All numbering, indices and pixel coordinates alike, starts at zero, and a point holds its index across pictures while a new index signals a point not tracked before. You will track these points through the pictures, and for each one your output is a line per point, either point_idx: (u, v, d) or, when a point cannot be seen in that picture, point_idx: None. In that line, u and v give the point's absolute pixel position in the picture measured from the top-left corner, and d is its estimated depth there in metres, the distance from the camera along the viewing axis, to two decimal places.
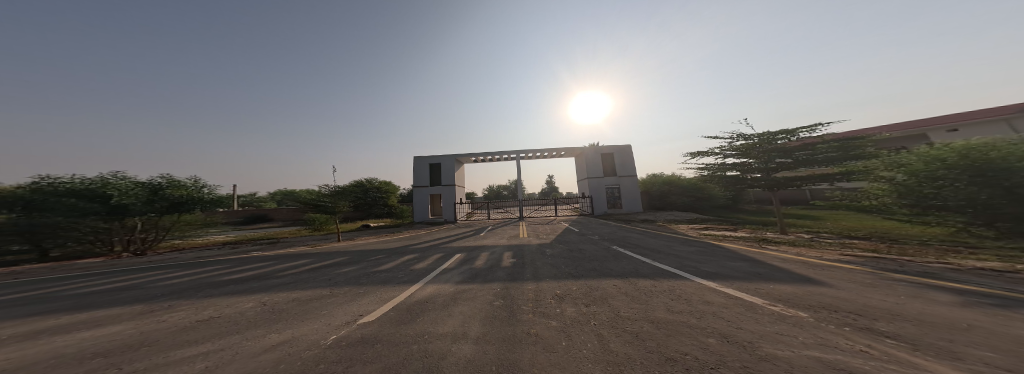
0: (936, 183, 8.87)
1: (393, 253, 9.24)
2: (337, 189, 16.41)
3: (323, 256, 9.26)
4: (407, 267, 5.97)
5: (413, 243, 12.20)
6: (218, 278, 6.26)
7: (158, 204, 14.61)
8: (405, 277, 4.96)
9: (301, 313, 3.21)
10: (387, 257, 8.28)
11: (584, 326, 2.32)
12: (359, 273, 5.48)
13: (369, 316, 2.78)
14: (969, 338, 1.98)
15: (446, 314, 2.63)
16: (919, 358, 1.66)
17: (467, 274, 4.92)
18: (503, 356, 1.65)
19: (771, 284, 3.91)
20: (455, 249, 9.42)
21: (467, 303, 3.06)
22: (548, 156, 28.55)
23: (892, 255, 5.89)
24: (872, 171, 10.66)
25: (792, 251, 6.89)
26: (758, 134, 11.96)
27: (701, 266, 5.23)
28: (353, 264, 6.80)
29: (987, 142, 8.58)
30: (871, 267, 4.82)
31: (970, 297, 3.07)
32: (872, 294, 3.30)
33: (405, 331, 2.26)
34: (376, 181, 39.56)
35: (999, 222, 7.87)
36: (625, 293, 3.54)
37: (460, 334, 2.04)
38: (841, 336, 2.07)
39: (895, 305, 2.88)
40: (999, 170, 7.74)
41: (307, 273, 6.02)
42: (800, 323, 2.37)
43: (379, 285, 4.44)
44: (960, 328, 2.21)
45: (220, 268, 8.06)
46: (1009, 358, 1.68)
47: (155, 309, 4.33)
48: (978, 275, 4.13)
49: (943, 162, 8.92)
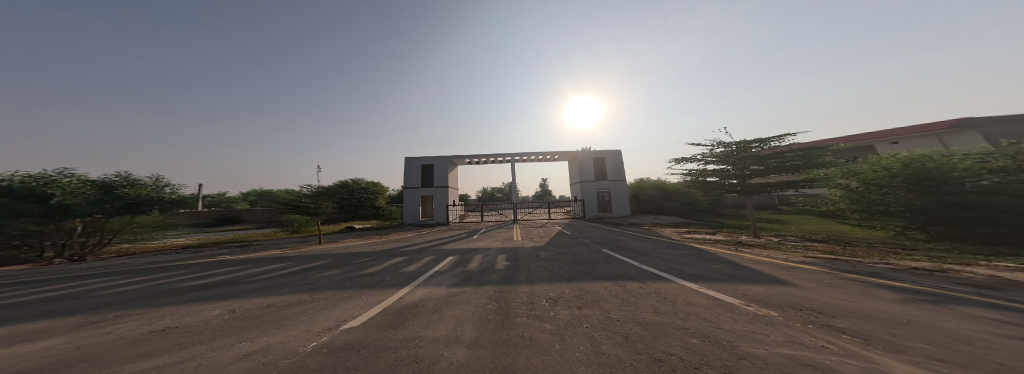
0: (881, 191, 9.99)
1: (381, 255, 8.99)
2: (321, 189, 15.64)
3: (302, 259, 8.79)
4: (395, 270, 5.80)
5: (402, 245, 11.86)
6: (178, 285, 5.75)
7: (108, 205, 12.97)
8: (393, 280, 4.83)
9: (277, 319, 3.04)
10: (374, 260, 8.01)
11: (577, 329, 2.39)
12: (343, 277, 5.27)
13: (354, 320, 2.69)
14: (906, 332, 2.28)
15: (438, 317, 2.59)
16: (868, 351, 1.90)
17: (460, 277, 4.89)
18: (497, 358, 1.63)
19: (744, 285, 4.27)
20: (445, 252, 9.28)
21: (460, 307, 3.03)
22: (539, 159, 28.87)
23: (846, 257, 6.62)
24: (830, 178, 11.83)
25: (763, 253, 7.55)
26: (736, 142, 12.76)
27: (684, 268, 5.56)
28: (337, 267, 6.52)
29: (925, 154, 9.75)
30: (829, 268, 5.39)
31: (908, 294, 3.53)
32: (830, 293, 3.68)
33: (393, 336, 2.21)
34: (363, 181, 38.06)
35: (931, 226, 8.99)
36: (616, 295, 3.69)
37: (454, 338, 2.02)
38: (805, 333, 2.30)
39: (848, 302, 3.24)
40: (936, 179, 8.75)
41: (284, 277, 5.69)
42: (773, 321, 2.60)
43: (366, 288, 4.31)
44: (901, 322, 2.53)
45: (179, 273, 7.41)
46: (935, 347, 1.96)
47: (100, 320, 3.92)
48: (914, 274, 4.75)
49: (889, 170, 10.04)
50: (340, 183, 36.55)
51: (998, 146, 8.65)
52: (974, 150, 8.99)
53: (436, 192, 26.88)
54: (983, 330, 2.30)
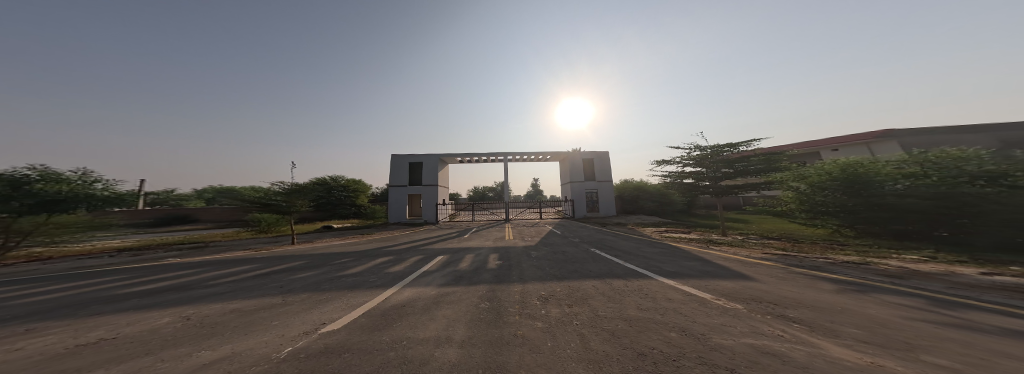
0: (823, 192, 11.77)
1: (362, 255, 8.57)
2: (295, 186, 14.39)
3: (269, 260, 8.09)
4: (379, 271, 5.57)
5: (385, 245, 11.38)
6: (118, 291, 5.06)
7: (16, 203, 11.06)
8: (378, 281, 4.66)
9: (245, 325, 2.81)
10: (354, 260, 7.62)
11: (568, 326, 2.16)
12: (321, 279, 4.97)
13: (334, 324, 2.57)
14: (841, 319, 2.70)
15: (428, 317, 2.55)
16: (814, 337, 2.12)
17: (450, 277, 4.84)
18: (490, 358, 1.63)
19: (714, 279, 4.72)
20: (432, 252, 9.08)
21: (451, 307, 3.00)
22: (529, 159, 28.67)
23: (795, 253, 7.58)
24: (784, 181, 13.59)
25: (730, 250, 8.39)
26: (710, 147, 13.83)
27: (663, 265, 5.99)
28: (314, 268, 6.12)
29: (858, 160, 11.41)
30: (783, 263, 6.14)
31: (842, 285, 4.17)
32: (783, 286, 4.21)
33: (380, 337, 2.17)
34: (343, 178, 35.41)
35: (858, 224, 10.62)
36: (603, 293, 3.75)
37: (445, 339, 2.00)
38: (766, 323, 2.53)
39: (797, 294, 3.74)
40: (865, 183, 10.46)
41: (252, 280, 5.25)
42: (739, 314, 2.81)
43: (347, 290, 4.11)
44: (837, 311, 2.98)
45: (116, 278, 6.50)
46: (862, 330, 2.34)
47: (9, 333, 3.35)
48: (847, 267, 5.58)
49: (830, 174, 11.74)
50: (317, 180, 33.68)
51: (912, 155, 10.38)
52: (894, 158, 10.77)
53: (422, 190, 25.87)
54: (896, 314, 2.78)
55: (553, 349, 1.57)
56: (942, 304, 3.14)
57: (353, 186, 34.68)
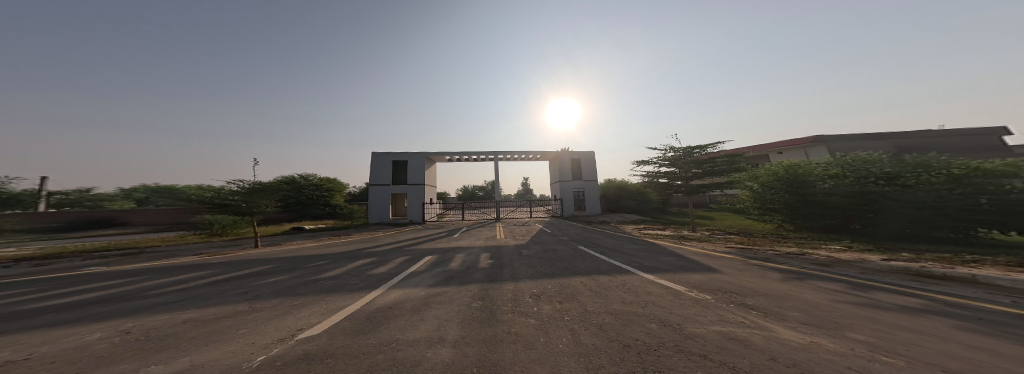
0: (769, 191, 13.38)
1: (340, 257, 8.09)
2: (258, 185, 13.46)
3: (228, 265, 7.28)
4: (360, 273, 5.29)
5: (365, 247, 10.82)
6: (33, 305, 4.27)
7: None
8: (361, 283, 4.46)
9: (204, 335, 2.54)
10: (331, 263, 7.15)
11: (560, 323, 2.26)
12: (294, 283, 4.65)
13: (314, 328, 2.44)
14: (787, 302, 3.14)
15: (418, 318, 2.50)
16: (764, 321, 2.37)
17: (440, 277, 4.76)
18: (485, 356, 1.68)
19: (685, 272, 5.14)
20: (418, 252, 8.80)
21: (443, 307, 2.97)
22: (518, 159, 28.57)
23: (752, 246, 8.64)
24: (740, 181, 14.82)
25: (699, 245, 9.32)
26: (682, 149, 14.97)
27: (644, 261, 6.46)
28: (286, 273, 5.68)
29: (796, 162, 13.19)
30: (743, 256, 6.95)
31: (786, 274, 4.85)
32: (743, 276, 4.78)
33: (367, 341, 2.11)
34: (315, 177, 32.49)
35: (796, 220, 12.40)
36: (590, 288, 3.92)
37: (437, 338, 2.02)
38: (728, 311, 2.73)
39: (752, 283, 4.28)
40: (801, 183, 12.27)
41: (210, 287, 4.74)
42: (706, 303, 3.06)
43: (326, 293, 3.90)
44: (783, 295, 3.47)
45: (23, 291, 5.46)
46: (801, 311, 2.75)
47: None
48: (793, 258, 6.46)
49: (774, 175, 13.39)
50: (283, 178, 30.65)
51: (835, 158, 12.46)
52: (822, 160, 12.75)
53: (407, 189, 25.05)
54: (826, 298, 3.32)
55: (546, 344, 1.66)
56: (856, 288, 3.86)
57: (327, 185, 31.94)
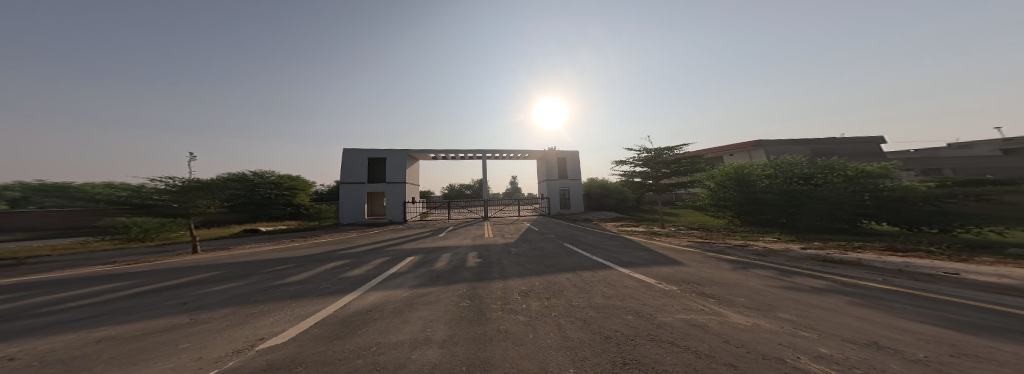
0: (722, 189, 15.31)
1: (307, 260, 7.42)
2: (196, 184, 11.86)
3: (162, 274, 6.26)
4: (330, 277, 4.89)
5: (337, 249, 9.99)
6: None
7: None
8: (333, 287, 4.18)
9: (136, 351, 2.19)
10: (294, 266, 6.51)
11: (548, 318, 2.38)
12: (249, 291, 4.19)
13: (278, 336, 2.23)
14: (735, 289, 3.66)
15: (402, 320, 2.43)
16: (719, 307, 2.74)
17: (424, 277, 4.64)
18: (474, 355, 1.73)
19: (657, 265, 5.66)
20: (398, 253, 8.40)
21: (428, 308, 2.90)
22: (506, 156, 28.60)
23: (710, 240, 9.81)
24: (701, 180, 16.57)
25: (667, 240, 10.33)
26: (654, 150, 16.32)
27: (622, 256, 6.96)
28: (239, 281, 5.07)
29: (741, 164, 15.14)
30: (704, 249, 7.85)
31: (736, 264, 5.62)
32: (703, 267, 5.43)
33: (344, 346, 2.01)
34: (271, 174, 29.78)
35: (743, 215, 14.32)
36: (575, 284, 4.11)
37: (424, 339, 2.02)
38: (690, 299, 3.10)
39: (709, 272, 4.89)
40: (745, 182, 14.31)
41: (137, 299, 4.05)
42: (673, 293, 3.43)
43: (290, 299, 3.59)
44: (731, 283, 4.05)
45: None
46: (746, 296, 3.24)
47: None
48: (742, 249, 7.46)
49: (725, 175, 15.29)
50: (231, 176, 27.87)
51: (771, 160, 14.73)
52: (761, 162, 14.96)
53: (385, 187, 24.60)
54: (764, 284, 3.94)
55: (534, 340, 1.78)
56: (784, 274, 4.66)
57: (287, 182, 29.05)
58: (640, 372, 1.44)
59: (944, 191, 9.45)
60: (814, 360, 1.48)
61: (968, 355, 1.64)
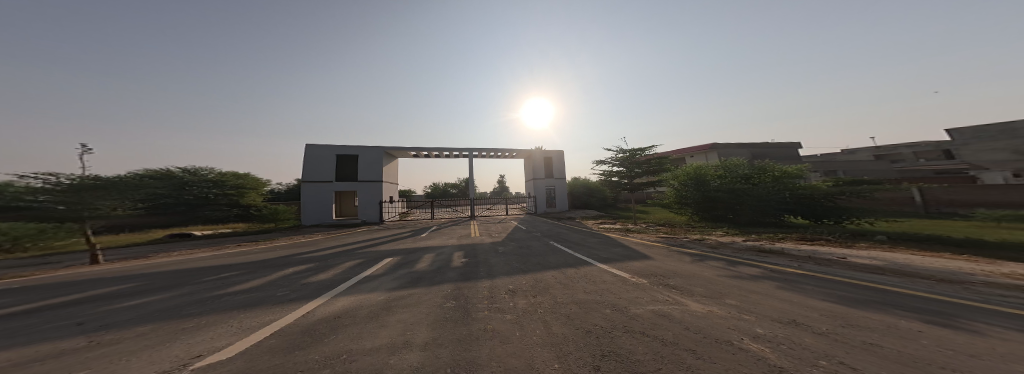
0: (683, 187, 16.16)
1: (258, 266, 6.64)
2: (94, 182, 10.36)
3: (63, 289, 5.13)
4: (289, 285, 4.42)
5: (299, 253, 9.04)
6: None
7: None
8: (293, 294, 3.87)
9: None
10: (246, 273, 5.77)
11: (533, 316, 2.45)
12: (180, 303, 3.66)
13: (225, 350, 1.97)
14: (695, 279, 4.13)
15: (378, 324, 2.31)
16: (682, 297, 3.07)
17: (402, 280, 4.45)
18: (459, 356, 1.73)
19: (632, 260, 6.11)
20: (372, 255, 7.89)
21: (408, 310, 2.78)
22: (491, 156, 28.27)
23: (676, 235, 10.85)
24: (666, 179, 17.36)
25: (640, 236, 11.19)
26: (629, 150, 17.83)
27: (601, 253, 7.38)
28: (166, 294, 4.37)
29: (698, 165, 16.16)
30: (673, 244, 8.65)
31: (696, 257, 6.34)
32: (670, 260, 6.02)
33: (312, 354, 1.86)
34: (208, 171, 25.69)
35: (699, 212, 15.65)
36: (560, 281, 4.24)
37: (405, 342, 1.96)
38: (659, 291, 3.43)
39: (675, 265, 5.42)
40: (701, 181, 15.38)
41: (22, 321, 3.27)
42: (644, 286, 3.74)
43: (236, 310, 3.23)
44: (691, 274, 4.56)
45: None
46: (702, 286, 3.67)
47: None
48: (703, 243, 8.39)
49: (685, 174, 16.20)
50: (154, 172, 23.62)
51: (724, 161, 16.24)
52: (716, 163, 16.45)
53: (359, 187, 23.98)
54: (716, 273, 4.50)
55: (520, 338, 1.86)
56: (731, 264, 5.39)
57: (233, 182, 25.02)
58: (619, 362, 1.61)
59: (838, 189, 11.82)
60: (752, 340, 1.93)
61: (848, 331, 2.22)
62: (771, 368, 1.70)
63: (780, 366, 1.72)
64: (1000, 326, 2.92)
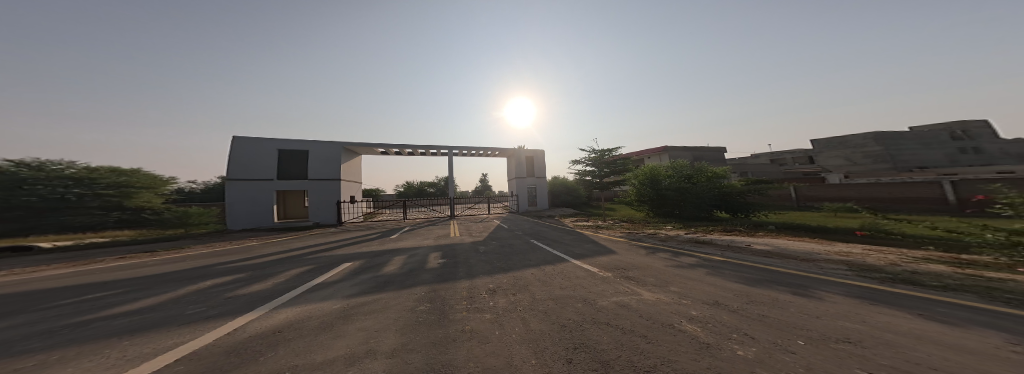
0: (642, 187, 17.76)
1: (155, 281, 5.35)
2: None
3: None
4: (206, 302, 3.69)
5: (225, 262, 7.55)
6: None
7: None
8: (212, 311, 3.27)
9: None
10: (149, 290, 4.67)
11: (512, 313, 2.51)
12: (20, 336, 2.76)
13: None
14: (651, 270, 4.65)
15: (339, 334, 2.11)
16: (640, 288, 3.46)
17: (363, 287, 4.08)
18: (434, 358, 1.68)
19: (601, 256, 6.59)
20: (328, 260, 7.04)
21: (375, 317, 2.59)
22: (473, 154, 26.95)
23: (637, 230, 12.03)
24: (629, 179, 18.86)
25: (608, 232, 12.12)
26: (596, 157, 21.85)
27: (577, 249, 7.80)
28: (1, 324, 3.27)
29: (655, 166, 17.76)
30: (637, 239, 9.55)
31: (653, 250, 7.16)
32: (631, 254, 6.66)
33: (253, 371, 1.63)
34: None
35: (655, 209, 17.45)
36: (539, 278, 4.35)
37: (369, 351, 1.82)
38: (622, 283, 3.79)
39: (635, 258, 6.04)
40: (655, 182, 17.09)
41: None
42: (610, 279, 4.09)
43: (117, 335, 2.58)
44: (647, 265, 5.14)
45: None
46: (655, 276, 4.17)
47: None
48: (660, 237, 9.45)
49: (643, 174, 17.78)
50: None
51: (677, 162, 17.49)
52: (669, 163, 17.89)
53: (307, 185, 21.22)
54: (665, 264, 5.16)
55: (498, 337, 1.91)
56: (676, 255, 6.25)
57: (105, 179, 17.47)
58: (589, 352, 1.74)
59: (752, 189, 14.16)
60: (689, 322, 2.36)
61: (750, 307, 2.88)
62: (701, 344, 2.12)
63: (706, 342, 2.15)
64: (834, 293, 4.05)
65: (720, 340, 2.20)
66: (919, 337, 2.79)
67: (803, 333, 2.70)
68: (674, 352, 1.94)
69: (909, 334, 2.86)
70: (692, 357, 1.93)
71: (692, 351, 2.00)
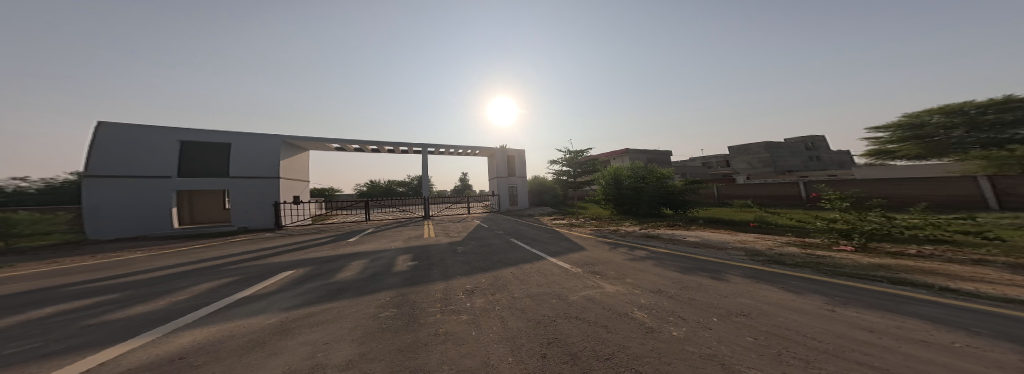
0: (607, 186, 19.38)
1: None
2: None
3: None
4: (46, 336, 2.81)
5: (92, 280, 5.88)
6: None
7: None
8: (60, 345, 2.49)
9: None
10: None
11: (489, 313, 2.47)
12: None
13: None
14: (615, 264, 5.03)
15: (280, 351, 1.82)
16: (604, 281, 3.71)
17: (312, 295, 3.60)
18: (402, 365, 1.55)
19: (570, 253, 6.95)
20: (267, 269, 6.05)
21: (333, 327, 2.31)
22: (451, 153, 25.61)
23: (603, 227, 12.98)
24: (597, 179, 20.43)
25: (578, 230, 12.87)
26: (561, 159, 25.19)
27: (552, 247, 8.08)
28: None
29: (619, 167, 19.44)
30: (604, 235, 10.33)
31: (616, 246, 7.81)
32: (597, 250, 7.16)
33: None
34: None
35: (618, 207, 19.12)
36: (517, 276, 4.37)
37: (317, 365, 1.58)
38: (591, 278, 4.02)
39: (600, 254, 6.50)
40: (618, 181, 18.81)
41: None
42: (580, 274, 4.32)
43: None
44: (609, 259, 5.57)
45: None
46: (617, 269, 4.51)
47: None
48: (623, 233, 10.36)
49: (608, 174, 19.42)
50: None
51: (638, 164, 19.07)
52: (630, 165, 19.38)
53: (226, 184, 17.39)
54: (622, 258, 5.67)
55: (476, 338, 1.86)
56: (631, 250, 6.95)
57: None
58: (561, 346, 1.81)
59: None
60: (642, 312, 2.61)
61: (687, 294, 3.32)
62: (650, 331, 2.36)
63: (652, 328, 2.42)
64: (738, 276, 4.99)
65: (662, 324, 2.51)
66: (780, 305, 3.63)
67: (718, 312, 3.26)
68: (629, 339, 2.13)
69: (779, 304, 3.67)
70: (642, 342, 2.15)
71: (641, 337, 2.23)
